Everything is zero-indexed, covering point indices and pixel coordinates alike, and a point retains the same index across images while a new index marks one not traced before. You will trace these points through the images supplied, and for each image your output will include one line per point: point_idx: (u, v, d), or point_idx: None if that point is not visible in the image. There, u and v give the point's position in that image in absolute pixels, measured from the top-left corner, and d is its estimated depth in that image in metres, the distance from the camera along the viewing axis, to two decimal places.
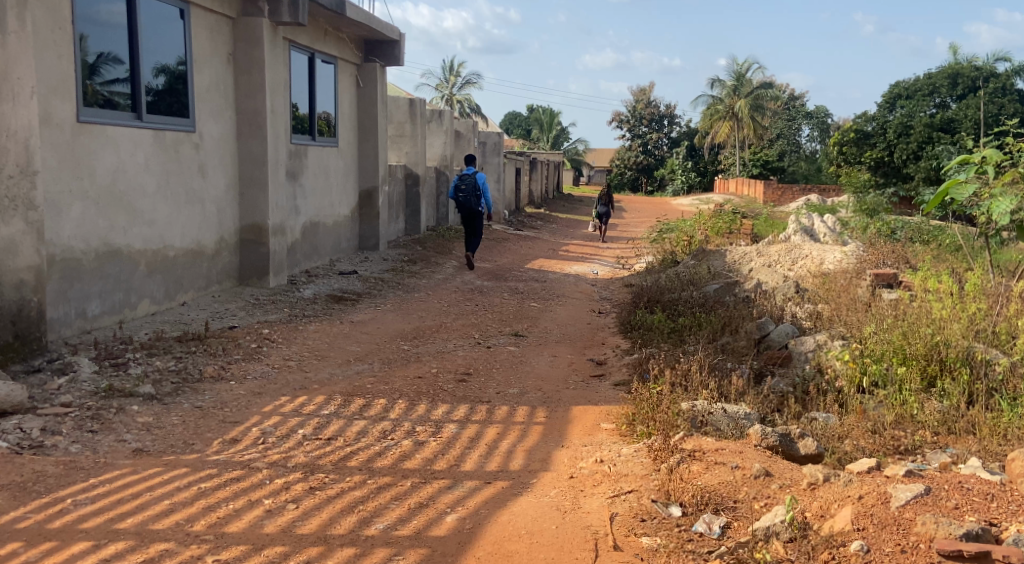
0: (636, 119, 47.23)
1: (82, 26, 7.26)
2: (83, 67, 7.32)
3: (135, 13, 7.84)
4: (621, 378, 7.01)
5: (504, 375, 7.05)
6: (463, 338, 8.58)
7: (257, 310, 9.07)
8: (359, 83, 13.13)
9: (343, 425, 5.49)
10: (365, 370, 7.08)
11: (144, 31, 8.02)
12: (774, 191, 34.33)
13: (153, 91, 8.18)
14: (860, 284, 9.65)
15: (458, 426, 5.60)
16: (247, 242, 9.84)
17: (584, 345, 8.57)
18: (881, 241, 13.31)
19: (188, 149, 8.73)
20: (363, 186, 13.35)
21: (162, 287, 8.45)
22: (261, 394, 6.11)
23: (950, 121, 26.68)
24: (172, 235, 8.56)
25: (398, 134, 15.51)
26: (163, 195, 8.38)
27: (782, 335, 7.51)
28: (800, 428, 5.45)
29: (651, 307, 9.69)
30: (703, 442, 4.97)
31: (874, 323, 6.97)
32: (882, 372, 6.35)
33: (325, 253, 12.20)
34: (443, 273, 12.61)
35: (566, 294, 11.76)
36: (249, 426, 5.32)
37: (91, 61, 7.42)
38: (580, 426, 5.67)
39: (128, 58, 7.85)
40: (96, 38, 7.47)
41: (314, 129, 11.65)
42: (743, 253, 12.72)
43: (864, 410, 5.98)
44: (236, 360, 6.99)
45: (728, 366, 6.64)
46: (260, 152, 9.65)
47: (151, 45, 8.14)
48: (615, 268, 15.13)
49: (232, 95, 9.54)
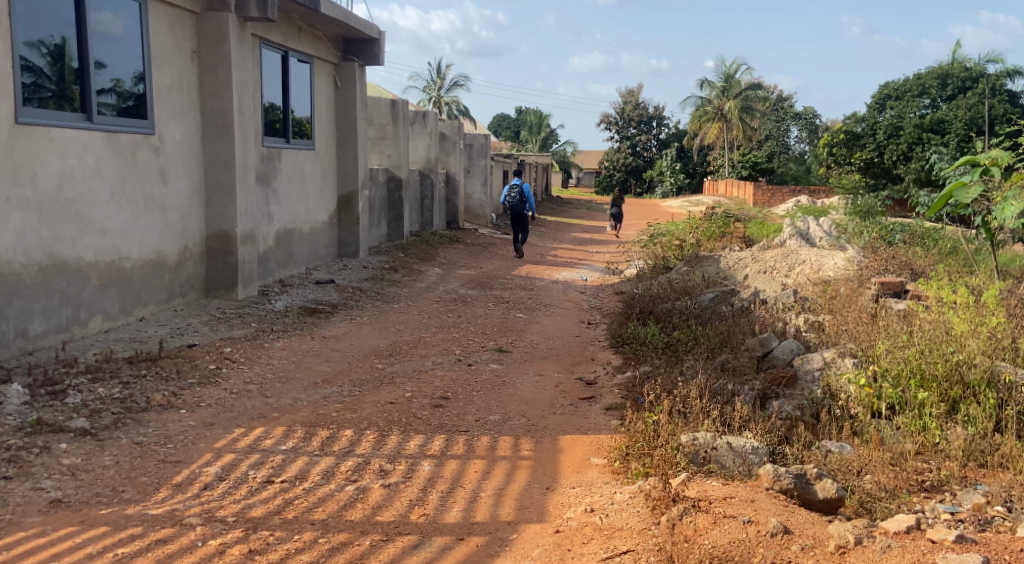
0: (625, 121, 46.86)
1: (20, 21, 6.69)
2: (22, 65, 6.73)
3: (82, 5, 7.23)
4: (613, 401, 6.43)
5: (485, 398, 6.44)
6: (443, 354, 7.99)
7: (223, 325, 8.42)
8: (337, 83, 12.50)
9: (303, 464, 4.88)
10: (333, 394, 6.47)
11: (96, 26, 7.44)
12: (763, 193, 33.74)
13: (104, 90, 7.57)
14: (865, 294, 9.07)
15: (433, 464, 5.00)
16: (214, 252, 9.19)
17: (573, 361, 7.98)
18: (880, 245, 12.77)
19: (146, 153, 8.09)
20: (341, 190, 12.71)
21: (117, 301, 7.79)
22: (213, 426, 5.50)
23: (940, 122, 26.11)
24: (129, 245, 7.92)
25: (379, 136, 14.87)
26: (118, 202, 7.74)
27: (787, 352, 6.92)
28: (815, 464, 4.85)
29: (643, 318, 9.10)
30: (709, 488, 4.39)
31: (888, 340, 6.35)
32: (899, 395, 5.79)
33: (301, 261, 11.57)
34: (425, 281, 12.00)
35: (554, 303, 11.15)
36: (193, 467, 4.73)
37: (33, 58, 6.83)
38: (568, 462, 5.06)
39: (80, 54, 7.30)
40: (39, 33, 6.89)
41: (288, 131, 11.01)
42: (738, 257, 12.15)
43: (882, 439, 5.41)
44: (190, 385, 6.38)
45: (730, 389, 6.06)
46: (228, 155, 9.01)
47: (103, 42, 7.54)
48: (605, 274, 14.56)
49: (197, 95, 8.90)
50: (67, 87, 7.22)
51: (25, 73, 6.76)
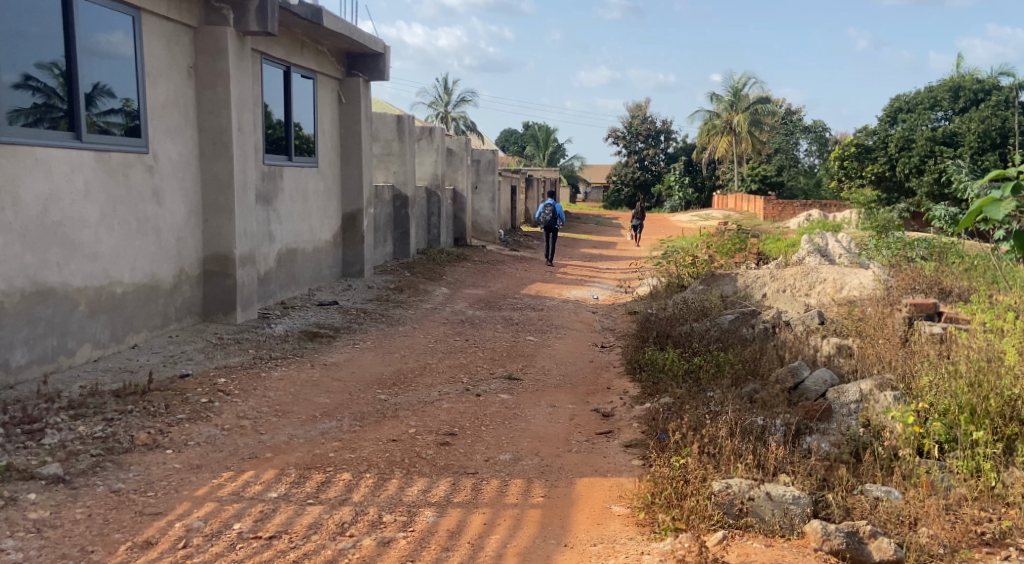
0: (632, 135, 45.70)
1: (21, 38, 6.49)
2: (25, 84, 6.55)
3: (83, 21, 6.98)
4: (633, 438, 5.98)
5: (495, 435, 5.96)
6: (450, 383, 7.53)
7: (219, 352, 7.98)
8: (342, 99, 12.08)
9: (291, 515, 4.43)
10: (331, 430, 6.03)
11: (98, 44, 7.17)
12: (773, 207, 33.19)
13: (107, 108, 7.31)
14: (896, 316, 8.59)
15: (435, 513, 4.54)
16: (212, 274, 8.74)
17: (587, 391, 7.50)
18: (903, 263, 12.31)
19: (139, 172, 7.65)
20: (346, 208, 12.29)
21: (108, 329, 7.36)
22: (199, 469, 5.07)
23: (953, 135, 25.60)
24: (121, 270, 7.49)
25: (384, 152, 14.46)
26: (109, 224, 7.31)
27: (820, 383, 6.50)
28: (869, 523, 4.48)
29: (661, 343, 8.60)
30: (751, 552, 4.10)
31: (934, 373, 6.03)
32: (950, 433, 5.42)
33: (303, 282, 11.14)
34: (432, 301, 11.57)
35: (566, 325, 10.69)
36: (171, 519, 4.31)
37: (35, 76, 6.64)
38: (586, 511, 4.60)
39: (88, 74, 7.08)
40: (42, 51, 6.70)
41: (291, 148, 10.60)
42: (755, 275, 11.48)
43: (933, 483, 5.02)
44: (179, 421, 5.95)
45: (759, 424, 5.64)
46: (226, 175, 8.59)
47: (107, 58, 7.27)
48: (616, 292, 14.13)
49: (194, 112, 8.48)
50: (78, 112, 6.99)
51: (31, 92, 6.61)
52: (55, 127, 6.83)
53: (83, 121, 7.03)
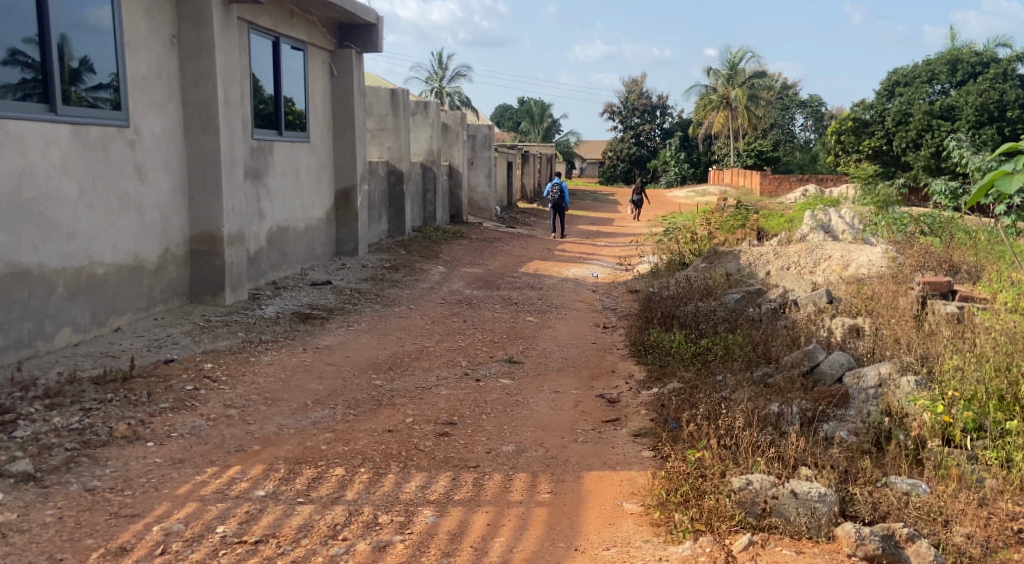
0: (629, 110, 45.75)
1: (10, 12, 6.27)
2: (14, 60, 6.33)
3: None
4: (642, 426, 5.67)
5: (496, 424, 5.65)
6: (448, 367, 7.22)
7: (206, 335, 7.65)
8: (333, 71, 11.68)
9: (279, 516, 4.12)
10: (324, 419, 5.72)
11: (86, 17, 6.88)
12: (770, 182, 32.83)
13: (98, 84, 7.05)
14: (910, 295, 8.28)
15: (435, 513, 4.24)
16: (199, 254, 8.39)
17: (591, 375, 7.18)
18: (909, 239, 11.97)
19: (120, 147, 7.27)
20: (339, 185, 11.91)
21: (89, 311, 7.01)
22: (182, 464, 4.73)
23: (950, 109, 25.04)
24: (102, 250, 7.13)
25: (378, 127, 14.05)
26: (88, 202, 6.95)
27: (836, 366, 6.20)
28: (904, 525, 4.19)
29: (666, 323, 8.27)
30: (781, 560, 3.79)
31: (958, 358, 5.78)
32: (978, 421, 5.16)
33: (295, 261, 10.79)
34: (428, 281, 11.24)
35: (566, 305, 10.36)
36: (149, 522, 4.00)
37: (25, 50, 6.42)
38: (596, 510, 4.31)
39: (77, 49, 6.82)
40: (33, 25, 6.46)
41: (281, 123, 10.22)
42: (759, 252, 11.16)
43: (961, 474, 4.75)
44: (162, 411, 5.62)
45: (775, 412, 5.35)
46: (213, 150, 8.22)
47: (96, 32, 6.99)
48: (616, 269, 13.84)
49: (178, 85, 8.09)
50: (67, 89, 6.74)
51: (19, 67, 6.38)
52: (34, 101, 6.51)
53: (61, 93, 6.68)
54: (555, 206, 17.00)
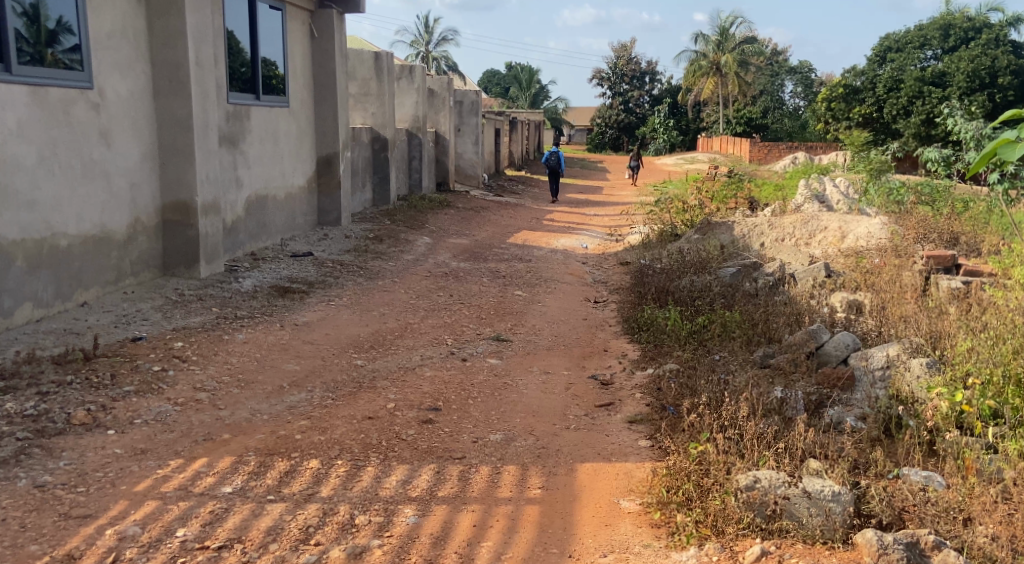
0: (617, 76, 44.90)
1: None
2: None
3: None
4: (638, 412, 5.34)
5: (484, 410, 5.31)
6: (433, 345, 6.87)
7: (179, 311, 7.25)
8: (314, 33, 11.19)
9: (246, 517, 3.79)
10: (301, 404, 5.37)
11: None
12: (759, 149, 32.42)
13: (74, 46, 6.76)
14: (912, 270, 7.95)
15: (416, 513, 3.92)
16: (171, 224, 7.96)
17: (583, 354, 6.84)
18: (906, 209, 11.65)
19: (83, 110, 6.84)
20: (321, 152, 11.46)
21: (52, 286, 6.62)
22: (143, 455, 4.36)
23: (942, 75, 24.66)
24: (65, 220, 6.72)
25: (362, 92, 13.56)
26: (48, 168, 6.52)
27: (841, 347, 5.86)
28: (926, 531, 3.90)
29: (659, 299, 7.92)
30: None
31: (970, 342, 5.45)
32: (996, 409, 4.84)
33: (275, 231, 10.38)
34: (413, 252, 10.85)
35: (555, 278, 10.00)
36: (101, 525, 3.68)
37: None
38: (593, 511, 4.02)
39: (49, 9, 6.53)
40: None
41: (258, 86, 9.75)
42: (753, 223, 10.79)
43: (979, 467, 4.44)
44: (126, 395, 5.24)
45: (780, 399, 5.02)
46: (184, 114, 7.77)
47: None
48: (605, 240, 13.48)
49: (146, 44, 7.63)
50: (41, 50, 6.45)
51: None
52: None
53: (31, 54, 6.36)
54: (550, 172, 16.75)
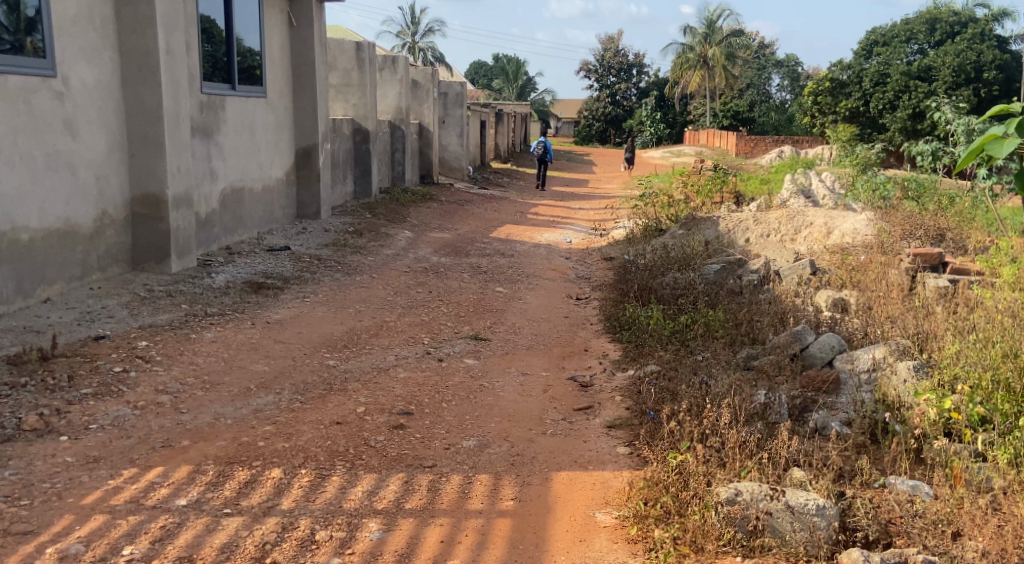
0: (604, 69, 44.69)
1: None
2: None
3: None
4: (619, 417, 5.16)
5: (457, 414, 5.12)
6: (409, 345, 6.67)
7: (147, 308, 7.03)
8: (292, 21, 10.93)
9: (199, 533, 3.62)
10: (267, 407, 5.16)
11: None
12: (746, 143, 32.29)
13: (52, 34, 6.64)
14: (899, 267, 7.79)
15: (381, 528, 3.76)
16: (141, 219, 7.72)
17: (563, 354, 6.66)
18: (893, 204, 11.51)
19: (45, 99, 6.59)
20: (299, 144, 11.21)
21: (12, 281, 6.38)
22: (96, 463, 4.16)
23: (928, 69, 24.59)
24: (27, 213, 6.48)
25: (343, 82, 13.30)
26: (8, 159, 6.29)
27: (826, 349, 5.69)
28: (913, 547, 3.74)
29: (642, 297, 7.74)
30: None
31: (958, 344, 5.29)
32: (985, 414, 4.68)
33: (251, 224, 10.13)
34: (393, 246, 10.63)
35: (537, 274, 9.80)
36: (43, 542, 3.52)
37: None
38: (569, 525, 3.86)
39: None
40: None
41: (234, 76, 9.50)
42: (738, 218, 10.62)
43: (967, 476, 4.30)
44: (83, 398, 5.03)
45: (763, 404, 4.85)
46: (154, 104, 7.53)
47: None
48: (589, 235, 13.28)
49: (114, 32, 7.38)
50: (21, 39, 6.38)
51: None
52: None
53: (12, 42, 6.30)
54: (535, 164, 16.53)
